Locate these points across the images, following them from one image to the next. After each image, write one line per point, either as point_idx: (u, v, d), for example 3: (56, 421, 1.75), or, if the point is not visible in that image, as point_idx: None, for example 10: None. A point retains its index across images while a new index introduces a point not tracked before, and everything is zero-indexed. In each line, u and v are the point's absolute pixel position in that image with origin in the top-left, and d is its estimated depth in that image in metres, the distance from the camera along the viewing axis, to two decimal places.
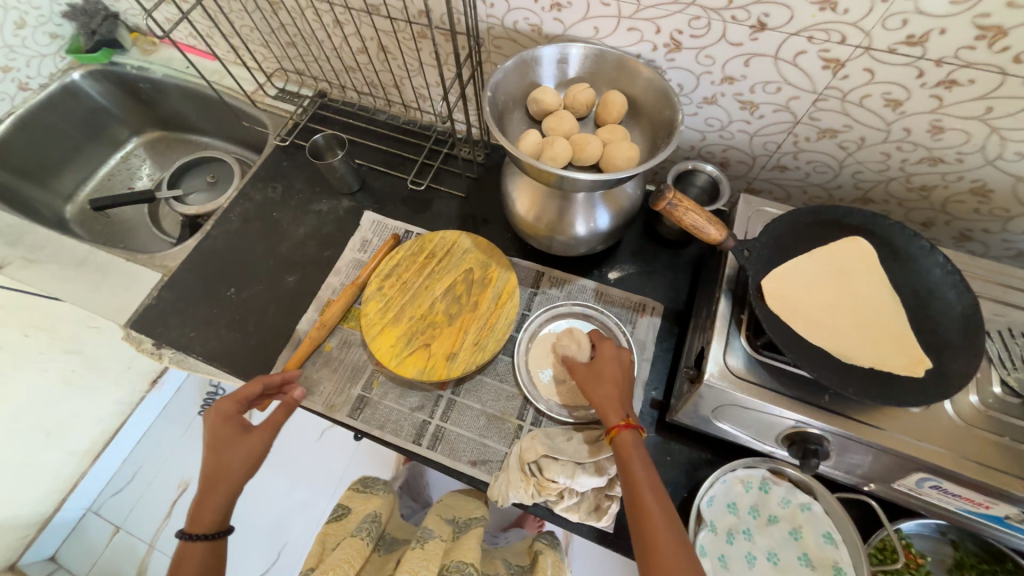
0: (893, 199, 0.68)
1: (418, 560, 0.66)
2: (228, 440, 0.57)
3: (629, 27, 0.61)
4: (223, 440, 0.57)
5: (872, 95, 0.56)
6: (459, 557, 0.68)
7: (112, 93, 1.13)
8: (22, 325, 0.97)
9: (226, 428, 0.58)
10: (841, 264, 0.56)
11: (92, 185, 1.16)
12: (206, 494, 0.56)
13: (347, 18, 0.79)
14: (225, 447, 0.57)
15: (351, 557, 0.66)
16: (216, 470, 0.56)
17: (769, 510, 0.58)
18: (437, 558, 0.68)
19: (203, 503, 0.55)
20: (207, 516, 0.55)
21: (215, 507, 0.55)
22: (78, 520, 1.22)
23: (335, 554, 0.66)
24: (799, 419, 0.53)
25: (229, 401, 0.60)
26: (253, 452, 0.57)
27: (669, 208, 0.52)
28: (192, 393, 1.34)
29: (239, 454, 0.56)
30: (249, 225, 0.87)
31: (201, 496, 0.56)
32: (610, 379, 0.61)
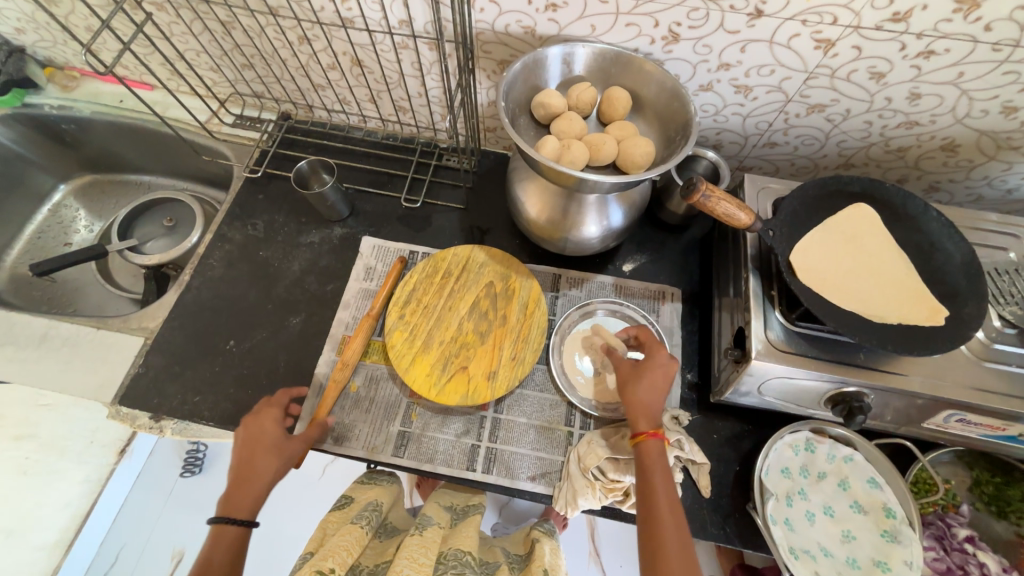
0: (872, 162, 0.74)
1: (416, 546, 0.58)
2: (273, 432, 0.58)
3: (627, 22, 0.61)
4: (268, 435, 0.58)
5: (858, 70, 0.60)
6: (459, 545, 0.61)
7: (28, 137, 0.98)
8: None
9: (265, 425, 0.59)
10: (853, 230, 0.60)
11: (20, 248, 1.00)
12: (239, 487, 0.54)
13: (316, 33, 0.73)
14: (266, 439, 0.58)
15: (349, 544, 0.56)
16: (252, 463, 0.56)
17: (818, 467, 0.62)
18: (435, 546, 0.59)
19: (233, 498, 0.54)
20: (238, 512, 0.53)
21: (257, 492, 0.55)
22: None
23: (332, 541, 0.56)
24: (841, 381, 0.56)
25: (273, 406, 0.61)
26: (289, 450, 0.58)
27: (703, 200, 0.52)
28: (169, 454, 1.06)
29: (276, 449, 0.57)
30: (234, 270, 0.79)
31: (232, 490, 0.54)
32: (649, 381, 0.58)
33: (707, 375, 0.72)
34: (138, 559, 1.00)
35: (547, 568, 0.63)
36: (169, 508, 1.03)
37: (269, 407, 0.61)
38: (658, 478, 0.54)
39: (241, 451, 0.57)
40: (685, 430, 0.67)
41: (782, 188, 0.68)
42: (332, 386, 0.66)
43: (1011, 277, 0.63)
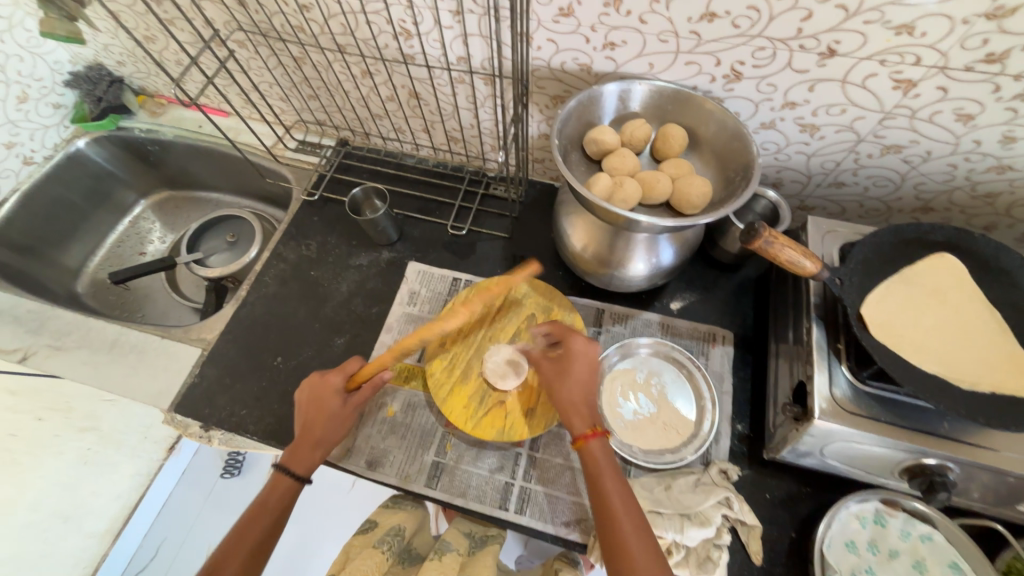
0: (954, 207, 0.68)
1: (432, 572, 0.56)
2: (333, 408, 0.61)
3: (687, 60, 0.60)
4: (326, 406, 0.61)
5: (943, 111, 0.56)
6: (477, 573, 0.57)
7: (117, 157, 1.09)
8: (37, 409, 0.85)
9: (329, 400, 0.61)
10: (933, 282, 0.55)
11: (101, 255, 1.10)
12: (300, 446, 0.60)
13: (379, 68, 0.77)
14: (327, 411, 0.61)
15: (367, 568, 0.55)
16: (313, 430, 0.60)
17: (890, 544, 0.55)
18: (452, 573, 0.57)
19: (296, 455, 0.59)
20: (298, 472, 0.59)
21: (314, 454, 0.60)
22: None
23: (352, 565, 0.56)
24: (919, 452, 0.51)
25: (341, 374, 0.63)
26: (344, 424, 0.62)
27: (765, 246, 0.50)
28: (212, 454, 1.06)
29: (335, 424, 0.61)
30: (287, 288, 0.83)
31: (292, 449, 0.60)
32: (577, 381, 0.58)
33: (760, 427, 0.67)
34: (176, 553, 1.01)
35: None
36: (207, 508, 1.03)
37: (338, 374, 0.63)
38: (616, 504, 0.52)
39: (303, 412, 0.61)
40: (734, 486, 0.63)
41: (851, 232, 0.64)
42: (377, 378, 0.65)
43: None
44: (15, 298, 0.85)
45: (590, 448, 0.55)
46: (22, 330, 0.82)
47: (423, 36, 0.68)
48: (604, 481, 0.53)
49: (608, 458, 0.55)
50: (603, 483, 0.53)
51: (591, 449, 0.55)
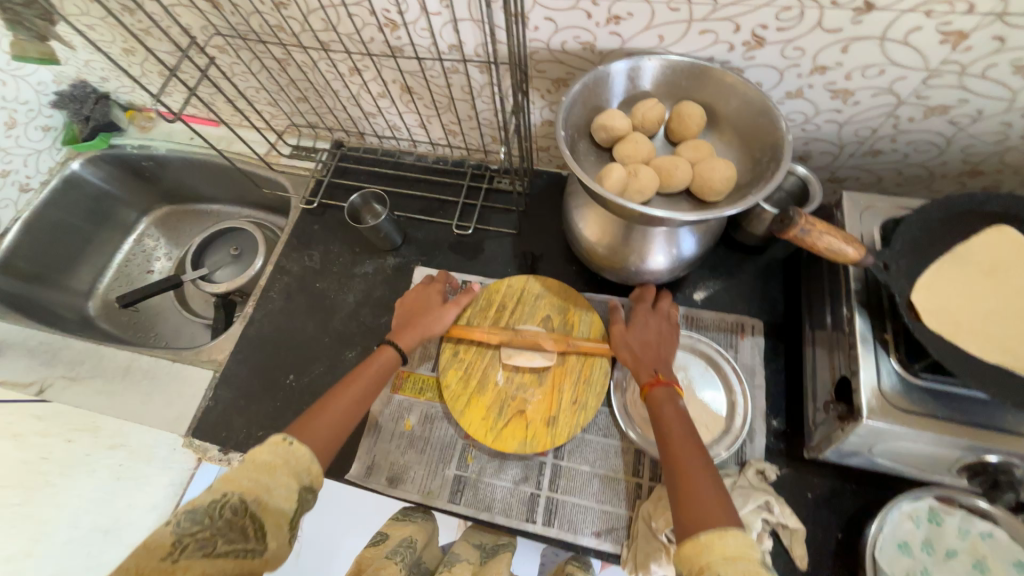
0: (1008, 169, 0.61)
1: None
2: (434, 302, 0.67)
3: (702, 30, 0.54)
4: (427, 304, 0.67)
5: (999, 64, 0.49)
6: None
7: (115, 176, 1.07)
8: (65, 431, 0.80)
9: (431, 291, 0.68)
10: (990, 260, 0.50)
11: (109, 277, 1.09)
12: (405, 325, 0.64)
13: (366, 63, 0.72)
14: (431, 305, 0.67)
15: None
16: (415, 314, 0.65)
17: (947, 543, 0.52)
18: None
19: (401, 331, 0.63)
20: (398, 343, 0.61)
21: (412, 335, 0.63)
22: None
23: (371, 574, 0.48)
24: (980, 449, 0.46)
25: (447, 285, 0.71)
26: (442, 322, 0.65)
27: (802, 234, 0.45)
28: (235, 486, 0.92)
29: (434, 313, 0.65)
30: (293, 302, 0.81)
31: (396, 330, 0.63)
32: (646, 336, 0.60)
33: (797, 421, 0.63)
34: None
35: None
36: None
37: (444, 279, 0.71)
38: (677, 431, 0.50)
39: (409, 300, 0.67)
40: (772, 487, 0.59)
41: (892, 207, 0.58)
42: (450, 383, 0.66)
43: None
44: (26, 331, 0.85)
45: (655, 391, 0.54)
46: (37, 363, 0.81)
47: (410, 24, 0.63)
48: (674, 431, 0.50)
49: (679, 413, 0.51)
50: (671, 427, 0.50)
51: (657, 393, 0.54)
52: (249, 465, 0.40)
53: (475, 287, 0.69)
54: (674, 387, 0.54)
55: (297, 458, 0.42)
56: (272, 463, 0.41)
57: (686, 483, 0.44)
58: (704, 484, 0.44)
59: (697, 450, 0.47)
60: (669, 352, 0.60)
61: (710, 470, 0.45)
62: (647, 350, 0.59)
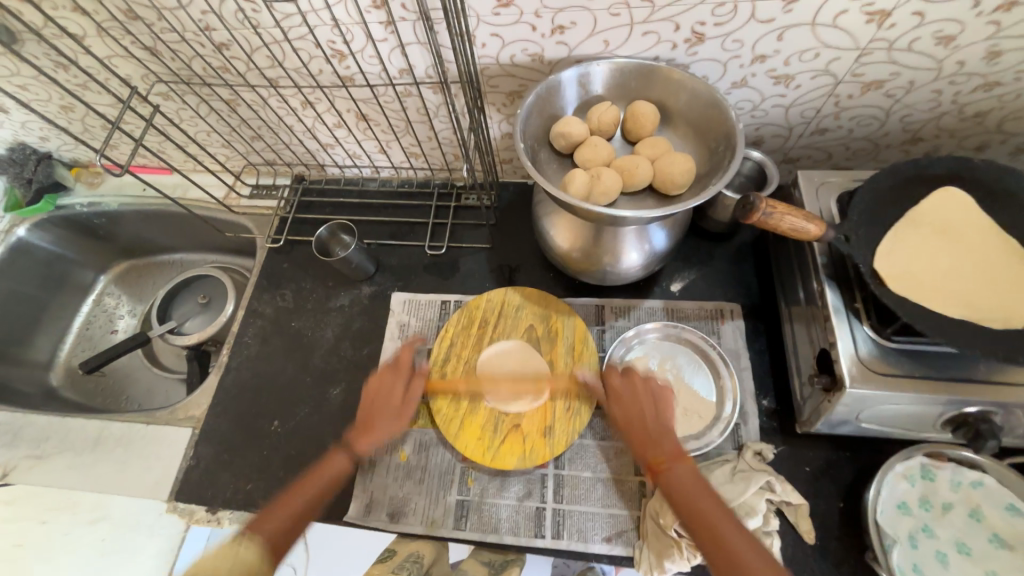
0: (944, 133, 0.64)
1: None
2: (393, 380, 0.63)
3: (644, 31, 0.55)
4: (386, 378, 0.63)
5: (922, 37, 0.52)
6: None
7: (66, 237, 1.02)
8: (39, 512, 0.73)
9: (395, 374, 0.64)
10: (943, 220, 0.52)
11: (70, 343, 1.03)
12: (369, 418, 0.61)
13: (318, 95, 0.71)
14: (390, 385, 0.63)
15: None
16: (375, 406, 0.61)
17: (942, 497, 0.53)
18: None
19: (360, 436, 0.59)
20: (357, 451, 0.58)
21: (382, 428, 0.60)
22: None
23: None
24: (959, 402, 0.48)
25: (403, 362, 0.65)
26: (404, 417, 0.61)
27: (764, 218, 0.46)
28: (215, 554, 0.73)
29: (393, 408, 0.62)
30: (270, 345, 0.78)
31: (353, 433, 0.60)
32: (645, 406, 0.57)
33: (786, 398, 0.64)
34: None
35: None
36: None
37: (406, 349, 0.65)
38: (727, 527, 0.47)
39: (369, 393, 0.63)
40: (772, 466, 0.60)
41: (845, 180, 0.60)
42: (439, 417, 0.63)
43: None
44: None
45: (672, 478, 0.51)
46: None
47: (357, 54, 0.63)
48: (705, 508, 0.48)
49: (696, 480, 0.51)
50: (716, 524, 0.47)
51: (666, 474, 0.51)
52: (195, 570, 0.45)
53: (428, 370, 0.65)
54: (680, 456, 0.53)
55: (242, 556, 0.47)
56: (213, 566, 0.46)
57: (725, 551, 0.45)
58: (736, 540, 0.46)
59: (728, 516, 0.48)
60: (661, 417, 0.56)
61: (750, 536, 0.46)
62: (640, 420, 0.56)
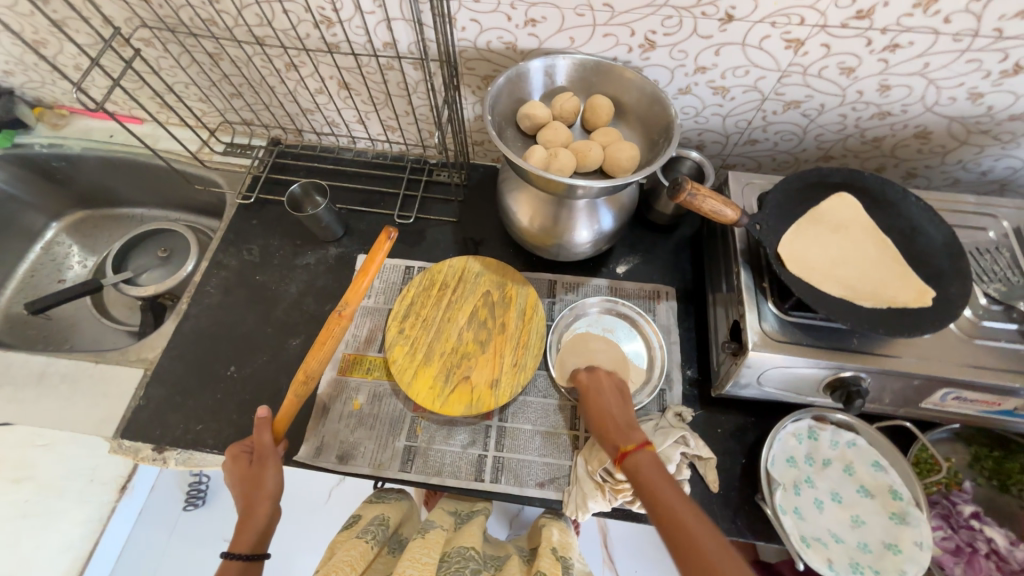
0: (850, 153, 0.76)
1: (418, 547, 0.59)
2: (249, 471, 0.59)
3: (604, 33, 0.63)
4: (245, 480, 0.58)
5: (829, 66, 0.62)
6: (461, 543, 0.62)
7: (20, 177, 0.99)
8: None
9: (255, 462, 0.59)
10: (834, 217, 0.62)
11: (12, 288, 1.00)
12: (248, 515, 0.56)
13: (302, 59, 0.75)
14: (251, 479, 0.58)
15: (354, 559, 0.55)
16: (249, 504, 0.56)
17: (823, 454, 0.63)
18: (437, 546, 0.61)
19: (243, 530, 0.55)
20: (242, 550, 0.53)
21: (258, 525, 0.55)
22: None
23: (337, 556, 0.56)
24: (837, 368, 0.57)
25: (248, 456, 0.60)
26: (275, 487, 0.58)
27: (689, 199, 0.54)
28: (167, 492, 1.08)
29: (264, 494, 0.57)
30: (232, 295, 0.80)
31: (236, 534, 0.55)
32: (608, 393, 0.61)
33: (706, 369, 0.72)
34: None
35: (557, 547, 0.64)
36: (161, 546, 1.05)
37: (257, 432, 0.59)
38: (681, 510, 0.46)
39: (241, 488, 0.58)
40: (689, 427, 0.68)
41: (766, 183, 0.70)
42: (400, 367, 0.68)
43: (993, 255, 0.64)
44: None
45: (633, 458, 0.52)
46: None
47: (344, 23, 0.67)
48: (660, 490, 0.48)
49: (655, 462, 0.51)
50: (657, 491, 0.48)
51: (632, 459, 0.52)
52: None
53: (264, 414, 0.59)
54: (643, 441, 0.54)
55: None
56: None
57: (688, 543, 0.43)
58: (701, 534, 0.44)
59: (688, 501, 0.47)
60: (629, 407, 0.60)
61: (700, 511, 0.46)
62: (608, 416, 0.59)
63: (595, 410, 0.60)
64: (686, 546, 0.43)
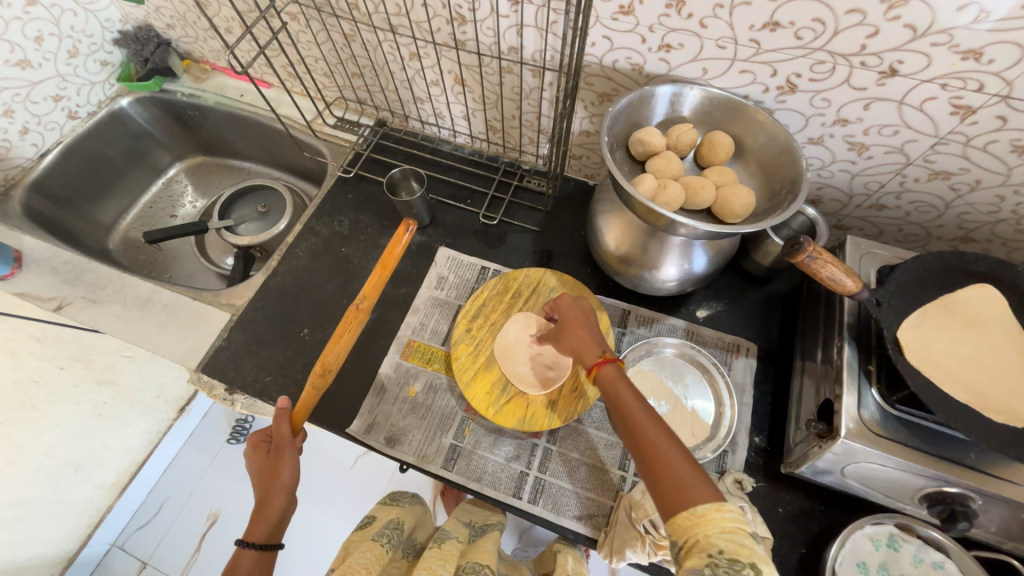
0: (996, 239, 0.67)
1: (434, 558, 0.59)
2: (266, 461, 0.61)
3: (743, 69, 0.60)
4: (262, 469, 0.60)
5: (999, 141, 0.55)
6: (477, 559, 0.61)
7: (159, 118, 1.10)
8: (60, 358, 0.89)
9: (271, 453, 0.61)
10: (970, 310, 0.55)
11: (133, 215, 1.12)
12: (262, 506, 0.58)
13: (428, 51, 0.77)
14: (267, 468, 0.60)
15: (368, 562, 0.55)
16: (265, 492, 0.59)
17: (901, 569, 0.56)
18: (452, 559, 0.60)
19: (257, 520, 0.58)
20: (256, 540, 0.56)
21: (273, 515, 0.58)
22: (102, 556, 1.07)
23: (352, 558, 0.56)
24: (942, 480, 0.51)
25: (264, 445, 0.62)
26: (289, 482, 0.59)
27: (807, 261, 0.50)
28: (217, 421, 1.18)
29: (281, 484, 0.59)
30: (318, 262, 0.84)
31: (251, 521, 0.58)
32: (577, 325, 0.60)
33: (778, 441, 0.67)
34: (178, 512, 1.11)
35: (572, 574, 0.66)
36: (206, 471, 1.13)
37: (277, 422, 0.62)
38: (648, 429, 0.46)
39: (258, 476, 0.60)
40: (748, 497, 0.63)
41: (890, 255, 0.64)
42: (464, 366, 0.68)
43: None
44: (54, 249, 0.87)
45: (606, 372, 0.52)
46: (59, 280, 0.83)
47: (477, 23, 0.69)
48: (625, 401, 0.49)
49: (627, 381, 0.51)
50: (627, 407, 0.49)
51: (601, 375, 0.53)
52: None
53: (282, 405, 0.62)
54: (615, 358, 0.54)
55: None
56: None
57: (657, 460, 0.44)
58: (662, 442, 0.45)
59: (640, 400, 0.49)
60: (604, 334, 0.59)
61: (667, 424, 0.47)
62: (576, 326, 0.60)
63: (571, 336, 0.60)
64: (648, 454, 0.45)
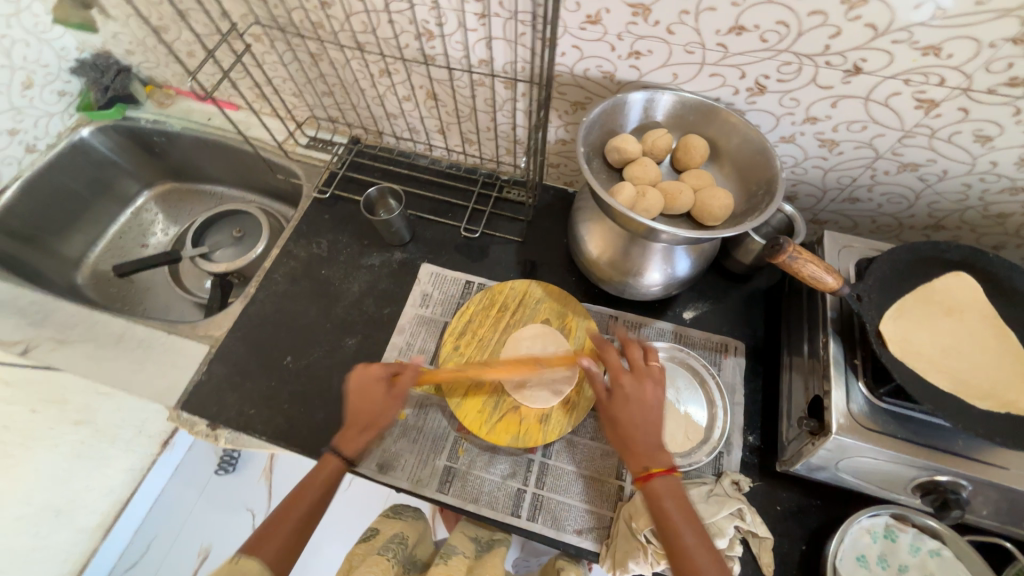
0: (965, 225, 0.69)
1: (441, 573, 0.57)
2: (376, 395, 0.63)
3: (712, 73, 0.60)
4: (372, 398, 0.63)
5: (963, 132, 0.56)
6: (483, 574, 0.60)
7: (124, 147, 1.07)
8: (32, 401, 0.86)
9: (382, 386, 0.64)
10: (947, 299, 0.56)
11: (103, 245, 1.08)
12: (358, 428, 0.63)
13: (398, 67, 0.76)
14: (371, 399, 0.63)
15: None
16: (368, 416, 0.63)
17: (900, 559, 0.56)
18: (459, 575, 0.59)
19: (351, 439, 0.62)
20: (345, 455, 0.62)
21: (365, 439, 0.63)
22: None
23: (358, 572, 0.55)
24: (934, 469, 0.51)
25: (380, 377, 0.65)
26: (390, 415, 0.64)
27: (788, 261, 0.50)
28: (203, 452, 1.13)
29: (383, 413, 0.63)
30: (298, 286, 0.82)
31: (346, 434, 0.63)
32: (642, 411, 0.57)
33: (771, 439, 0.67)
34: (166, 552, 1.06)
35: None
36: (193, 508, 1.09)
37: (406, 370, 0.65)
38: (694, 548, 0.51)
39: (360, 401, 0.63)
40: (746, 497, 0.63)
41: (867, 247, 0.65)
42: (456, 385, 0.67)
43: None
44: (16, 290, 0.83)
45: (654, 486, 0.54)
46: (24, 323, 0.79)
47: (445, 37, 0.68)
48: (674, 517, 0.52)
49: (676, 498, 0.54)
50: (677, 525, 0.52)
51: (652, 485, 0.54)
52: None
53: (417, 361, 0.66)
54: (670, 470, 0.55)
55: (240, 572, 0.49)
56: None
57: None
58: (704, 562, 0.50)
59: (692, 521, 0.53)
60: (658, 430, 0.57)
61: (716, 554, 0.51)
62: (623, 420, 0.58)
63: (620, 430, 0.57)
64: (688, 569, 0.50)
